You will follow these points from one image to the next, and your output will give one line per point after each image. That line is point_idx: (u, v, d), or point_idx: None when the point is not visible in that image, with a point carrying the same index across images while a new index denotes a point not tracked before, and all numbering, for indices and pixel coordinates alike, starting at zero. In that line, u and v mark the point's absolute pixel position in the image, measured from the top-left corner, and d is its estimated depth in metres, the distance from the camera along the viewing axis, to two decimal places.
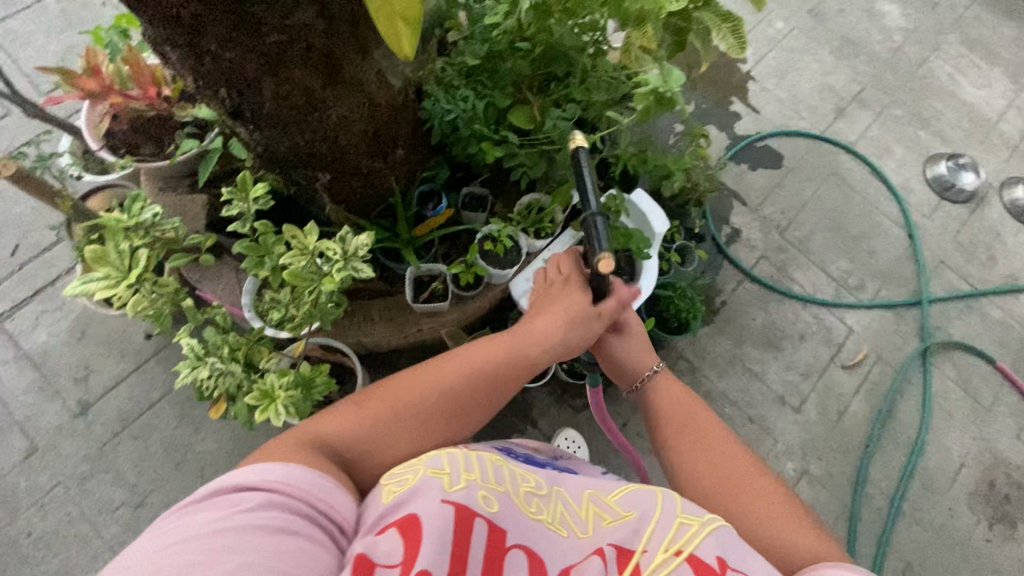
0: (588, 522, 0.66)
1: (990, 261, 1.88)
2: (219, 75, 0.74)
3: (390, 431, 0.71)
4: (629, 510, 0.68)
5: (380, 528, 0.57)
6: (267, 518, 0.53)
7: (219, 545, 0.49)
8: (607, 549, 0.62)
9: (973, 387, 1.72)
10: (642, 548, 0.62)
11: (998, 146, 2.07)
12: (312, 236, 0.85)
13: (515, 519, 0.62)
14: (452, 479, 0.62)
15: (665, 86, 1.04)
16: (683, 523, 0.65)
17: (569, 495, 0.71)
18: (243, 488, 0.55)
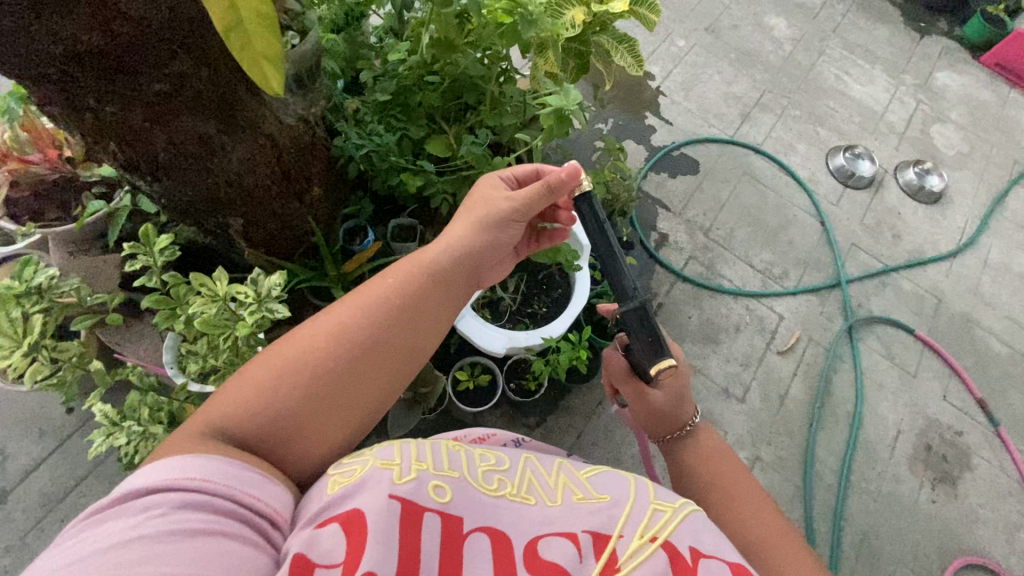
0: (558, 492, 0.67)
1: (896, 239, 2.04)
2: (105, 130, 0.73)
3: (306, 397, 0.62)
4: (603, 492, 0.68)
5: (321, 523, 0.54)
6: (183, 521, 0.47)
7: (134, 556, 0.43)
8: (582, 535, 0.61)
9: (898, 357, 1.83)
10: (619, 534, 0.62)
11: (887, 135, 2.27)
12: (222, 282, 0.85)
13: (470, 501, 0.62)
14: (402, 471, 0.60)
15: (566, 105, 1.10)
16: (657, 509, 0.65)
17: (538, 462, 0.72)
18: (154, 491, 0.49)
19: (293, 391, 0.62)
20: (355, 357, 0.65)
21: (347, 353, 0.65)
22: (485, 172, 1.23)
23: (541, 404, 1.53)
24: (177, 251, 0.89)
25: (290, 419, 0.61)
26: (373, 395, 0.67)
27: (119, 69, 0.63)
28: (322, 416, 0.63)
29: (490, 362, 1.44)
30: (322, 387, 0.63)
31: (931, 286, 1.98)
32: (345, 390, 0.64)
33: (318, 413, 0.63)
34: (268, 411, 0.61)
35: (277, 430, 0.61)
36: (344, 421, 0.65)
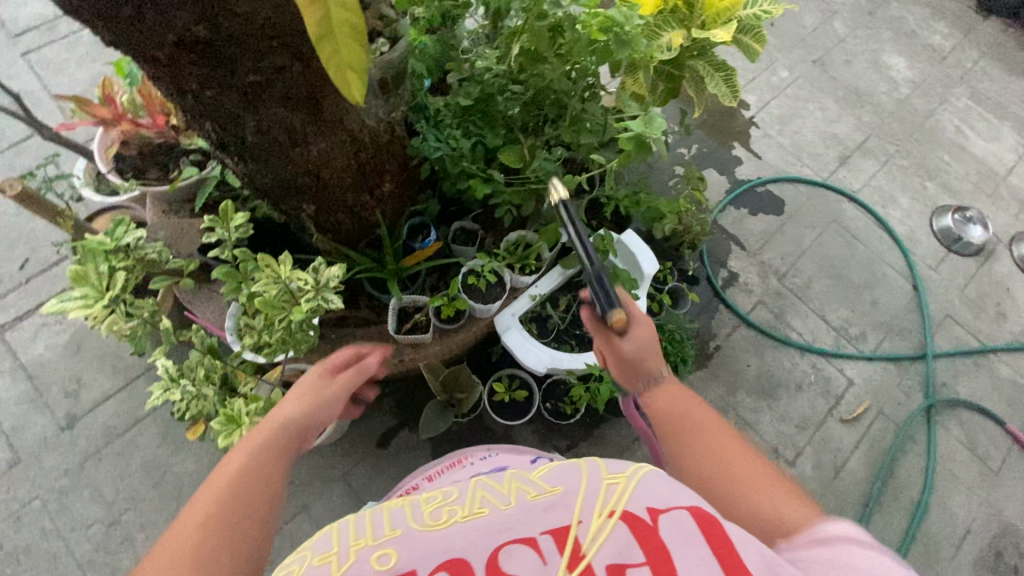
0: (511, 496, 0.51)
1: (1000, 317, 1.83)
2: (202, 110, 0.78)
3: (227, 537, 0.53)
4: (553, 483, 0.50)
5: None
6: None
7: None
8: (542, 538, 0.45)
9: (981, 449, 1.64)
10: (578, 520, 0.46)
11: (1007, 200, 2.04)
12: (285, 266, 0.88)
13: (417, 546, 0.46)
14: (342, 560, 0.46)
15: (648, 131, 1.05)
16: (611, 481, 0.49)
17: (489, 479, 0.55)
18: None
19: (204, 532, 0.52)
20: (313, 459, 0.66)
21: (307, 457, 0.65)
22: (555, 190, 1.21)
23: (576, 428, 1.49)
24: (250, 229, 0.93)
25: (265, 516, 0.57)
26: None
27: (222, 58, 0.66)
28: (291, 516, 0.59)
29: (528, 377, 1.43)
30: (232, 514, 0.54)
31: None
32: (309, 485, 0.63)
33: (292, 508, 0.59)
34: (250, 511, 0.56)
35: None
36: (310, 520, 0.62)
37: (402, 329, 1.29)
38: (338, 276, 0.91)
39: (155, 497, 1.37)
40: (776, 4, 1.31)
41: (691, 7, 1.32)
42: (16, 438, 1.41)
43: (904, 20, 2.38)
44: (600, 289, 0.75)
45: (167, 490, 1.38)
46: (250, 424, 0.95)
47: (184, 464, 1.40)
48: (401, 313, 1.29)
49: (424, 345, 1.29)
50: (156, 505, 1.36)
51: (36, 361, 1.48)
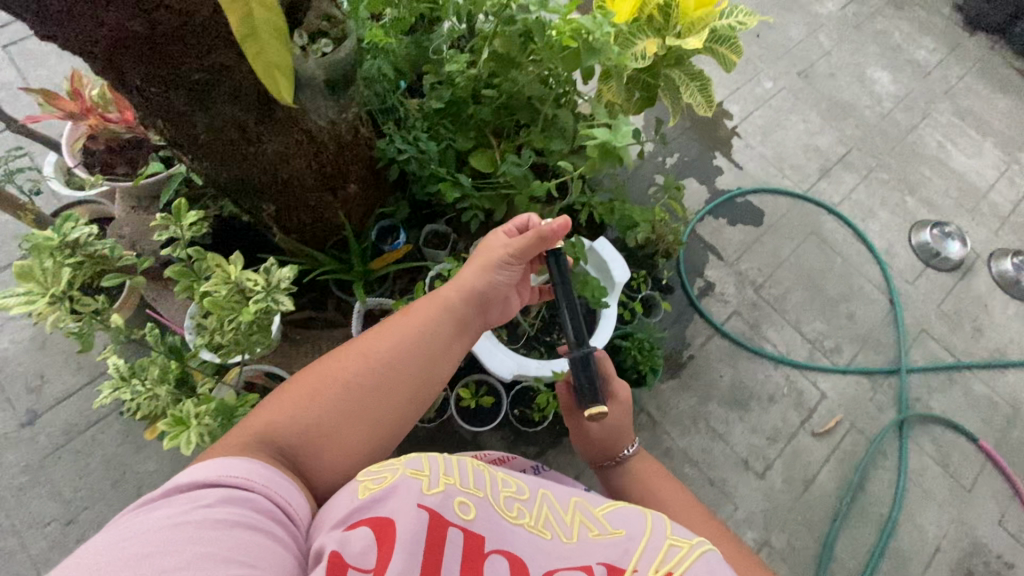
0: (574, 530, 0.70)
1: (976, 333, 1.83)
2: (149, 107, 0.76)
3: (353, 404, 0.73)
4: (617, 528, 0.71)
5: (350, 525, 0.57)
6: (224, 514, 0.52)
7: (182, 537, 0.48)
8: (596, 568, 0.64)
9: (953, 466, 1.63)
10: (633, 568, 0.65)
11: (987, 216, 2.04)
12: (235, 266, 0.88)
13: (491, 523, 0.64)
14: (430, 482, 0.63)
15: (614, 139, 1.04)
16: (673, 545, 0.68)
17: (554, 498, 0.75)
18: (203, 485, 0.55)
19: (327, 403, 0.71)
20: (379, 378, 0.76)
21: (372, 373, 0.76)
22: (524, 196, 1.21)
23: (545, 435, 1.48)
24: (204, 228, 0.93)
25: (318, 424, 0.70)
26: (396, 413, 0.76)
27: (164, 57, 0.66)
28: (350, 424, 0.72)
29: (496, 384, 1.42)
30: (353, 396, 0.73)
31: (1008, 393, 1.75)
32: (371, 402, 0.74)
33: (349, 419, 0.72)
34: (304, 419, 0.70)
35: (311, 435, 0.69)
36: (372, 433, 0.74)
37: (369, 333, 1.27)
38: (289, 277, 0.91)
39: (115, 496, 1.35)
40: (749, 15, 1.31)
41: (666, 14, 1.30)
42: None
43: (890, 34, 2.38)
44: (588, 378, 0.94)
45: (128, 489, 1.36)
46: (200, 425, 0.95)
47: (147, 463, 1.39)
48: (367, 316, 1.28)
49: None
50: (115, 504, 1.35)
51: None
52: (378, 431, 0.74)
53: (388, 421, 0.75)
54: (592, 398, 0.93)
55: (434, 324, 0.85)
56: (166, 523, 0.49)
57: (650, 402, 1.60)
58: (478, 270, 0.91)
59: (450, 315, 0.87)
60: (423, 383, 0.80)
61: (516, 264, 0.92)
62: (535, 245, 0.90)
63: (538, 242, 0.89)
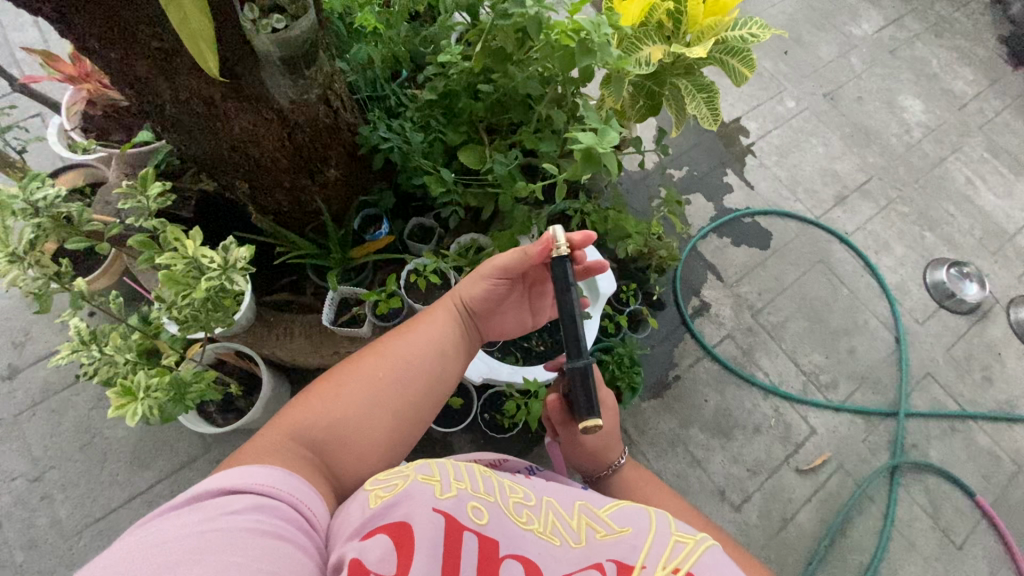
0: (581, 533, 0.65)
1: (985, 382, 1.73)
2: (115, 75, 0.76)
3: (371, 405, 0.73)
4: (623, 525, 0.67)
5: (366, 534, 0.54)
6: (251, 522, 0.51)
7: (212, 543, 0.46)
8: (606, 564, 0.61)
9: (945, 519, 1.54)
10: (641, 564, 0.61)
11: (1011, 260, 1.93)
12: (192, 241, 0.85)
13: (503, 527, 0.61)
14: (443, 487, 0.60)
15: (598, 145, 1.01)
16: (679, 542, 0.64)
17: (559, 504, 0.71)
18: (227, 492, 0.53)
19: (349, 404, 0.72)
20: (396, 380, 0.76)
21: (389, 374, 0.76)
22: (510, 196, 1.17)
23: (517, 442, 1.45)
24: (170, 199, 0.92)
25: (344, 422, 0.70)
26: (414, 409, 0.77)
27: (118, 22, 0.66)
28: (373, 422, 0.72)
29: (468, 386, 1.38)
30: (373, 398, 0.73)
31: (1013, 449, 1.65)
32: (391, 398, 0.75)
33: (373, 416, 0.72)
34: (328, 420, 0.70)
35: (331, 438, 0.69)
36: (393, 430, 0.74)
37: (339, 320, 1.26)
38: (248, 257, 0.90)
39: (81, 459, 1.36)
40: (764, 28, 1.24)
41: (677, 23, 1.28)
42: None
43: (927, 62, 2.28)
44: (584, 394, 0.80)
45: (94, 454, 1.37)
46: (150, 399, 0.93)
47: (117, 428, 1.39)
48: (342, 302, 1.28)
49: (360, 339, 1.26)
50: (80, 468, 1.36)
51: None
52: (398, 426, 0.74)
53: (406, 418, 0.76)
54: (588, 411, 0.80)
55: (443, 329, 0.85)
56: (192, 530, 0.48)
57: (629, 420, 1.55)
58: (484, 275, 0.90)
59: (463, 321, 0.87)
60: (439, 380, 0.81)
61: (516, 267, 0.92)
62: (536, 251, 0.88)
63: (521, 258, 0.85)
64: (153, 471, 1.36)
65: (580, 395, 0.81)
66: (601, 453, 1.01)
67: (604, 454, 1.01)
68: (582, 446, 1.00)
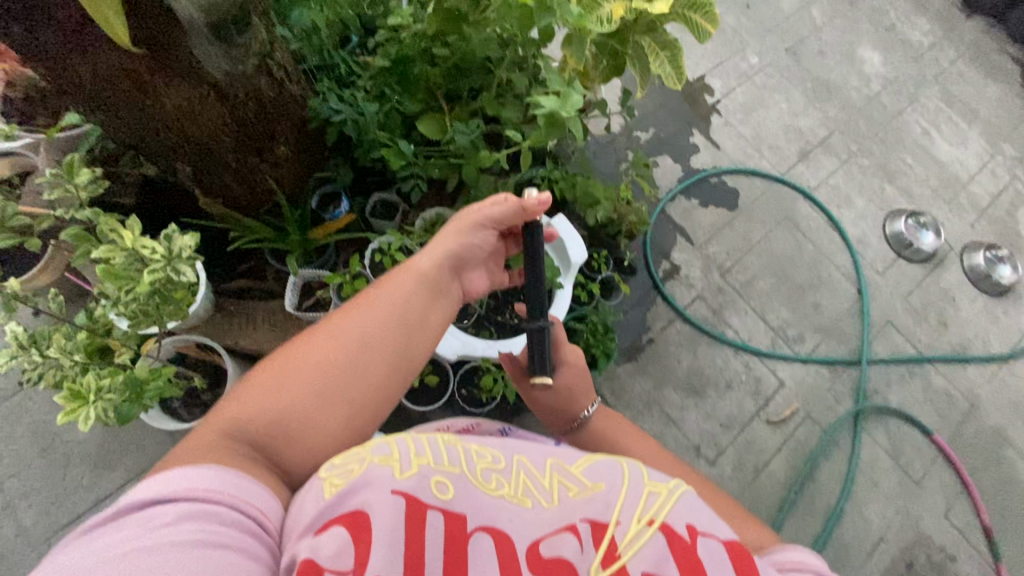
0: (553, 493, 0.65)
1: (941, 327, 1.80)
2: (24, 46, 0.68)
3: (325, 388, 0.69)
4: (595, 481, 0.66)
5: (320, 528, 0.52)
6: (189, 532, 0.48)
7: (141, 568, 0.44)
8: (580, 525, 0.60)
9: (905, 459, 1.63)
10: (615, 521, 0.60)
11: (965, 208, 1.99)
12: (129, 233, 0.78)
13: (470, 498, 0.60)
14: (402, 466, 0.59)
15: (562, 110, 0.97)
16: (651, 492, 0.65)
17: (531, 464, 0.70)
18: (162, 500, 0.50)
19: (298, 391, 0.67)
20: (351, 359, 0.71)
21: (343, 353, 0.71)
22: (472, 166, 1.14)
23: (495, 415, 1.45)
24: (103, 186, 0.84)
25: (293, 409, 0.66)
26: (372, 392, 0.72)
27: None
28: (325, 409, 0.68)
29: (443, 363, 1.37)
30: (325, 382, 0.69)
31: (966, 388, 1.74)
32: (343, 383, 0.70)
33: (324, 403, 0.68)
34: (273, 409, 0.65)
35: (281, 426, 0.65)
36: (347, 416, 0.69)
37: (305, 306, 1.22)
38: (194, 245, 0.83)
39: (42, 465, 1.30)
40: None
41: None
42: None
43: (885, 12, 2.28)
44: (541, 353, 0.95)
45: (56, 458, 1.31)
46: (103, 401, 0.88)
47: (77, 430, 1.33)
48: (305, 286, 1.23)
49: None
50: (41, 473, 1.30)
51: None
52: (354, 412, 0.70)
53: (362, 402, 0.71)
54: (542, 369, 0.96)
55: (404, 302, 0.79)
56: (121, 551, 0.45)
57: (605, 384, 1.56)
58: (447, 241, 0.88)
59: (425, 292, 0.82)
60: (400, 359, 0.75)
61: (490, 231, 0.92)
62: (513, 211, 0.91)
63: (505, 217, 0.90)
64: (121, 472, 1.32)
65: (537, 353, 0.95)
66: (569, 404, 1.02)
67: (573, 405, 1.01)
68: (546, 399, 1.02)
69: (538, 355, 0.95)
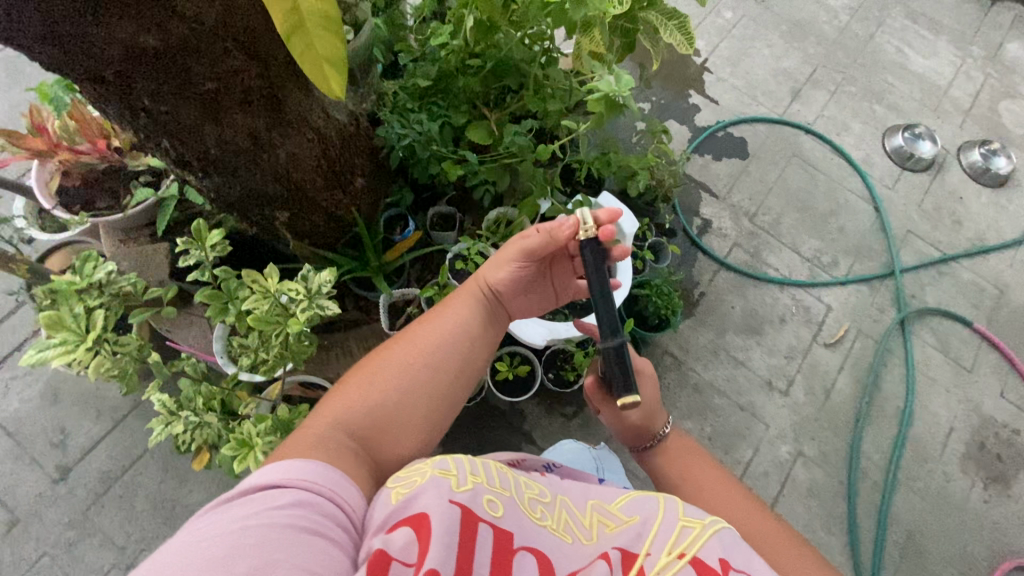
0: (592, 530, 0.64)
1: (956, 225, 1.93)
2: (159, 128, 0.73)
3: (411, 388, 0.74)
4: (631, 514, 0.67)
5: (391, 527, 0.55)
6: (293, 518, 0.52)
7: (250, 542, 0.47)
8: (612, 552, 0.60)
9: (954, 351, 1.74)
10: (646, 551, 0.61)
11: (950, 112, 2.12)
12: (274, 278, 0.84)
13: (518, 519, 0.59)
14: (459, 480, 0.59)
15: (618, 91, 1.05)
16: (686, 526, 0.64)
17: (573, 503, 0.69)
18: (272, 486, 0.55)
19: (390, 389, 0.73)
20: (435, 363, 0.77)
21: (428, 358, 0.77)
22: (530, 162, 1.20)
23: (579, 394, 1.53)
24: (228, 247, 0.89)
25: (384, 407, 0.72)
26: (451, 394, 0.78)
27: (175, 69, 0.63)
28: (412, 407, 0.73)
29: (529, 353, 1.44)
30: (412, 383, 0.75)
31: (992, 276, 1.87)
32: (427, 385, 0.75)
33: (411, 405, 0.73)
34: (369, 406, 0.71)
35: (375, 424, 0.70)
36: (429, 416, 0.75)
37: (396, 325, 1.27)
38: (329, 280, 0.88)
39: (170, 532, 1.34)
40: None
41: None
42: (8, 498, 1.33)
43: None
44: (617, 370, 0.81)
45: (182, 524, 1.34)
46: (265, 444, 0.92)
47: (194, 493, 1.37)
48: (392, 307, 1.28)
49: None
50: None
51: (14, 417, 1.39)
52: (435, 413, 0.76)
53: (440, 405, 0.76)
54: (625, 392, 0.81)
55: (473, 312, 0.86)
56: (236, 526, 0.49)
57: (670, 343, 1.65)
58: (503, 261, 0.88)
59: (492, 302, 0.89)
60: (472, 365, 0.81)
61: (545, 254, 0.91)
62: (548, 240, 0.86)
63: (549, 239, 0.85)
64: None
65: (615, 373, 0.81)
66: (643, 425, 0.95)
67: (646, 424, 0.95)
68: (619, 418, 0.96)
69: (617, 377, 0.81)
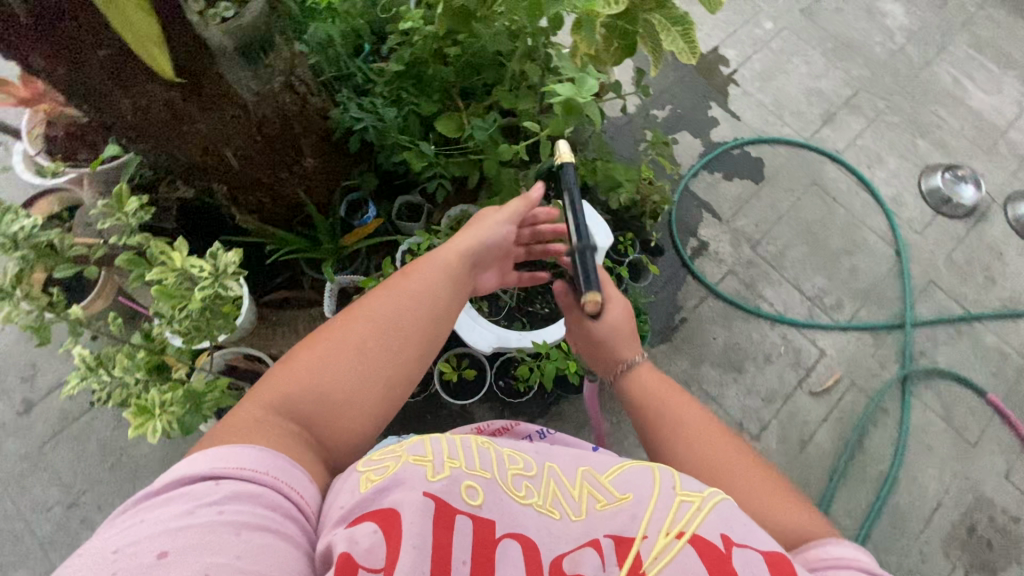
0: (581, 503, 0.59)
1: (988, 282, 1.74)
2: (71, 93, 0.74)
3: (362, 366, 0.66)
4: (624, 491, 0.60)
5: (354, 520, 0.50)
6: (235, 513, 0.47)
7: (184, 545, 0.43)
8: (603, 540, 0.54)
9: (958, 421, 1.58)
10: (642, 534, 0.54)
11: (1004, 156, 1.91)
12: (178, 253, 0.83)
13: (499, 506, 0.55)
14: (435, 467, 0.55)
15: (579, 95, 0.98)
16: (684, 501, 0.58)
17: (561, 470, 0.64)
18: (210, 477, 0.50)
19: (339, 368, 0.65)
20: (389, 338, 0.69)
21: (382, 332, 0.69)
22: (493, 161, 1.14)
23: (534, 404, 1.48)
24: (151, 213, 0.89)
25: (332, 389, 0.64)
26: (409, 373, 0.70)
27: (57, 37, 0.63)
28: (363, 391, 0.65)
29: (479, 357, 1.40)
30: (362, 360, 0.66)
31: (1019, 344, 1.68)
32: (379, 364, 0.67)
33: (360, 386, 0.65)
34: (316, 390, 0.63)
35: (322, 408, 0.63)
36: (383, 398, 0.67)
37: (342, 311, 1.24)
38: (238, 261, 0.88)
39: (112, 479, 1.38)
40: None
41: None
42: None
43: None
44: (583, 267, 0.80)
45: (125, 473, 1.39)
46: (166, 414, 0.93)
47: (141, 446, 1.41)
48: (342, 293, 1.25)
49: None
50: (113, 488, 1.38)
51: None
52: (390, 394, 0.68)
53: (397, 384, 0.69)
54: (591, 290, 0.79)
55: (436, 284, 0.77)
56: (168, 528, 0.44)
57: None
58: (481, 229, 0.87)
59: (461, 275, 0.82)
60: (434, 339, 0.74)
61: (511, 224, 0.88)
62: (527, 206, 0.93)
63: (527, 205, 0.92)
64: None
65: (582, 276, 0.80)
66: (614, 348, 0.88)
67: (616, 348, 0.88)
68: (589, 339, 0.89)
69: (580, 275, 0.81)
